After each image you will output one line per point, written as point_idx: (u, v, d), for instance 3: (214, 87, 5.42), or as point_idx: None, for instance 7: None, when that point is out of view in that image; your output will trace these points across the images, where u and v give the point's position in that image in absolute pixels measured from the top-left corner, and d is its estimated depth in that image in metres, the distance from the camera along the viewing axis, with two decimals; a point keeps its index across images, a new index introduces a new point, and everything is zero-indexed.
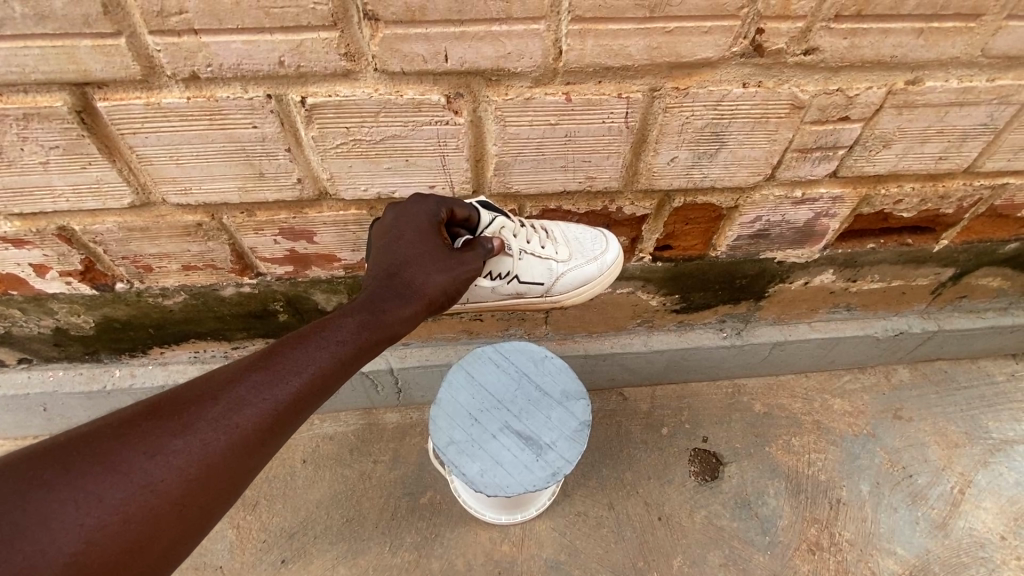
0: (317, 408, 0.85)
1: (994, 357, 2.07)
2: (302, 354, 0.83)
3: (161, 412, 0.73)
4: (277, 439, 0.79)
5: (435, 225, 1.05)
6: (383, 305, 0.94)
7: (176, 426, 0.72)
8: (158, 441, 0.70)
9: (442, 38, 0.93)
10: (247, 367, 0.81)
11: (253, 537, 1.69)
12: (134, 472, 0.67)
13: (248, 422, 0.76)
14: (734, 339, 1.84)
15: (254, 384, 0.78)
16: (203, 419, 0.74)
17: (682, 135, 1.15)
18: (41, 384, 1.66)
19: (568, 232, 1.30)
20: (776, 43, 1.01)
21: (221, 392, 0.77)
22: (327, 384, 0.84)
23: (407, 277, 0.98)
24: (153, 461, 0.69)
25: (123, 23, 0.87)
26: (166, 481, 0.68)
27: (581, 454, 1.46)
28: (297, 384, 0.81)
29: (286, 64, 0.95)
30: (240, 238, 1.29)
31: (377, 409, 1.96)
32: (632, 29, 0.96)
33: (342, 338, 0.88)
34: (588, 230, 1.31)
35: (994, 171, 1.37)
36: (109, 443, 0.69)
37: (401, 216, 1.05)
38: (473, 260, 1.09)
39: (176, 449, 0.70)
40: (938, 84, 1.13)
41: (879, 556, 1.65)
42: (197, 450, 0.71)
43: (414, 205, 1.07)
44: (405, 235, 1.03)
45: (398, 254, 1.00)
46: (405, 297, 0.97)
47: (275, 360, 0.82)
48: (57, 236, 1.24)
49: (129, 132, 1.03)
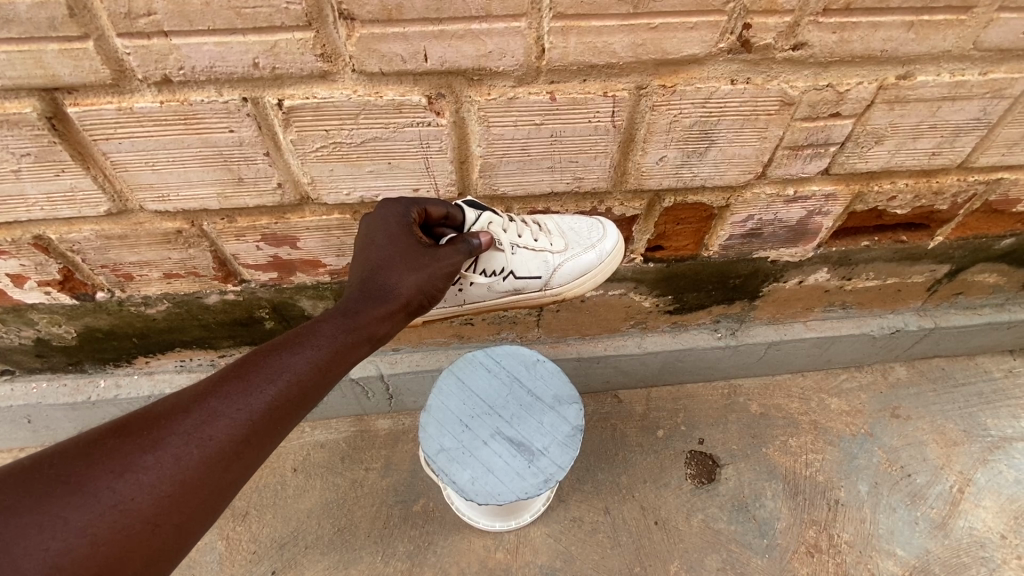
0: (299, 417, 0.83)
1: (991, 354, 2.05)
2: (277, 362, 0.82)
3: (131, 429, 0.72)
4: (256, 451, 0.76)
5: (408, 226, 1.03)
6: (358, 308, 0.92)
7: (146, 442, 0.70)
8: (127, 459, 0.68)
9: (421, 37, 0.91)
10: (220, 379, 0.79)
11: (242, 549, 1.66)
12: (103, 492, 0.65)
13: (223, 434, 0.74)
14: (729, 340, 1.82)
15: (227, 396, 0.77)
16: (174, 433, 0.72)
17: (670, 134, 1.13)
18: (23, 396, 1.62)
19: (564, 223, 1.25)
20: (764, 38, 0.99)
21: (193, 405, 0.75)
22: (305, 390, 0.82)
23: (379, 281, 0.96)
24: (122, 480, 0.67)
25: (89, 25, 0.84)
26: (136, 499, 0.66)
27: (573, 459, 1.43)
28: (272, 392, 0.79)
29: (261, 66, 0.92)
30: (221, 245, 1.27)
31: (368, 416, 1.93)
32: (616, 26, 0.93)
33: (318, 343, 0.86)
34: (584, 220, 1.26)
35: (988, 166, 1.35)
36: (78, 463, 0.67)
37: (375, 217, 1.04)
38: (450, 257, 1.04)
39: (146, 464, 0.68)
40: (930, 78, 1.11)
41: (878, 558, 1.62)
42: (168, 464, 0.69)
43: (386, 208, 1.04)
44: (378, 240, 1.00)
45: (372, 260, 0.99)
46: (380, 299, 0.95)
47: (250, 369, 0.80)
48: (33, 245, 1.21)
49: (102, 138, 1.00)
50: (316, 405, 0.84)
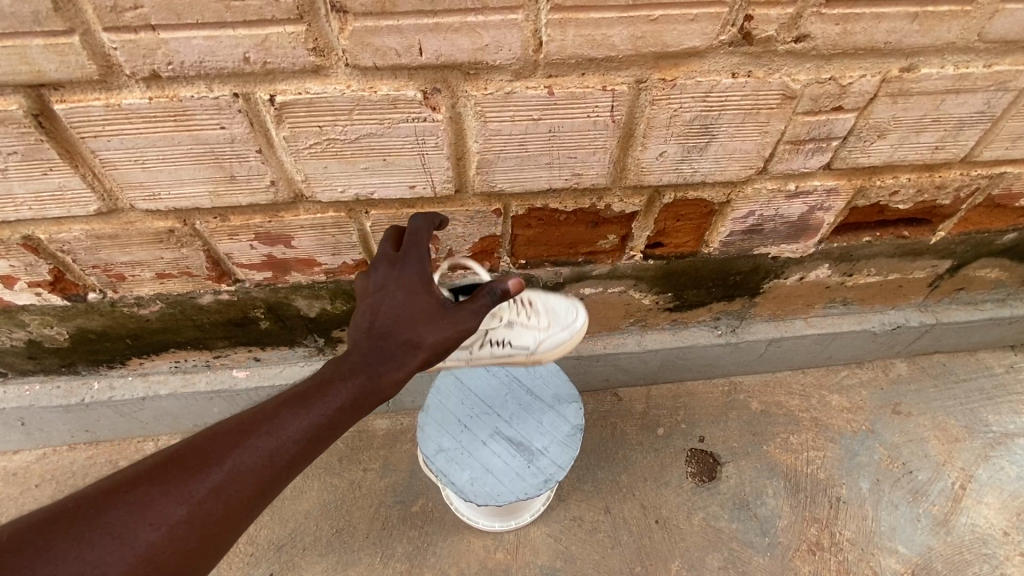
0: (309, 462, 0.90)
1: (992, 349, 2.04)
2: (296, 421, 0.85)
3: (163, 479, 0.79)
4: (270, 499, 0.85)
5: (427, 281, 0.95)
6: (376, 369, 0.90)
7: (176, 497, 0.78)
8: (161, 511, 0.76)
9: (416, 30, 0.89)
10: (244, 431, 0.84)
11: (239, 551, 1.65)
12: (137, 543, 0.74)
13: (243, 489, 0.81)
14: (729, 337, 1.80)
15: (249, 453, 0.82)
16: (202, 487, 0.79)
17: (670, 129, 1.11)
18: (16, 399, 1.60)
19: (548, 304, 1.33)
20: (765, 30, 0.97)
21: (218, 459, 0.82)
22: (318, 447, 0.88)
23: (404, 344, 0.92)
24: (154, 533, 0.75)
25: (75, 20, 0.82)
26: (164, 550, 0.76)
27: (573, 460, 1.42)
28: (290, 451, 0.84)
29: (252, 61, 0.90)
30: (214, 244, 1.25)
31: (366, 416, 1.91)
32: (615, 18, 0.91)
33: (338, 404, 0.87)
34: (565, 301, 1.33)
35: (992, 160, 1.34)
36: (118, 510, 0.76)
37: (388, 267, 0.96)
38: (468, 318, 0.95)
39: (177, 518, 0.77)
40: (934, 71, 1.09)
41: (880, 556, 1.61)
42: (196, 517, 0.78)
43: (400, 260, 0.96)
44: (397, 298, 0.93)
45: (390, 318, 0.93)
46: (399, 362, 0.91)
47: (270, 423, 0.85)
48: (23, 246, 1.19)
49: (90, 136, 0.98)
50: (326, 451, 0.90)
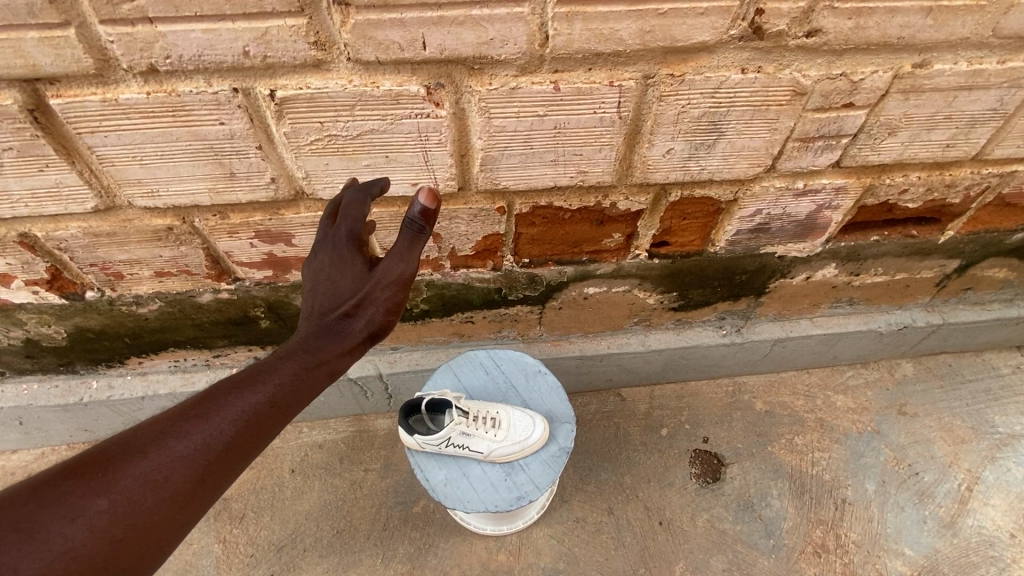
0: (252, 456, 0.85)
1: (999, 350, 2.02)
2: (236, 401, 0.85)
3: (85, 470, 0.73)
4: (210, 493, 0.79)
5: (355, 249, 0.98)
6: (318, 345, 0.95)
7: (99, 485, 0.71)
8: (80, 504, 0.69)
9: (419, 24, 0.87)
10: (180, 417, 0.81)
11: (239, 552, 1.63)
12: (53, 538, 0.67)
13: (177, 476, 0.76)
14: (734, 337, 1.78)
15: (185, 435, 0.79)
16: (128, 476, 0.73)
17: (678, 125, 1.09)
18: (14, 398, 1.58)
19: (512, 413, 1.44)
20: (776, 24, 0.95)
21: (151, 445, 0.77)
22: (262, 429, 0.85)
23: (342, 318, 0.97)
24: (73, 526, 0.68)
25: (70, 12, 0.80)
26: (87, 545, 0.68)
27: (552, 482, 1.41)
28: (230, 432, 0.82)
29: (251, 55, 0.88)
30: (213, 242, 1.23)
31: (367, 416, 1.89)
32: (623, 11, 0.89)
33: (280, 382, 0.89)
34: (527, 416, 1.43)
35: (1003, 158, 1.31)
36: (28, 507, 0.68)
37: (320, 249, 1.01)
38: (395, 264, 0.95)
39: (100, 510, 0.70)
40: (947, 67, 1.07)
41: (887, 558, 1.60)
42: (123, 508, 0.71)
43: (333, 238, 1.00)
44: (331, 274, 0.99)
45: (329, 295, 0.98)
46: (341, 335, 0.97)
47: (208, 407, 0.83)
48: (19, 243, 1.17)
49: (86, 132, 0.96)
50: (272, 441, 0.87)
